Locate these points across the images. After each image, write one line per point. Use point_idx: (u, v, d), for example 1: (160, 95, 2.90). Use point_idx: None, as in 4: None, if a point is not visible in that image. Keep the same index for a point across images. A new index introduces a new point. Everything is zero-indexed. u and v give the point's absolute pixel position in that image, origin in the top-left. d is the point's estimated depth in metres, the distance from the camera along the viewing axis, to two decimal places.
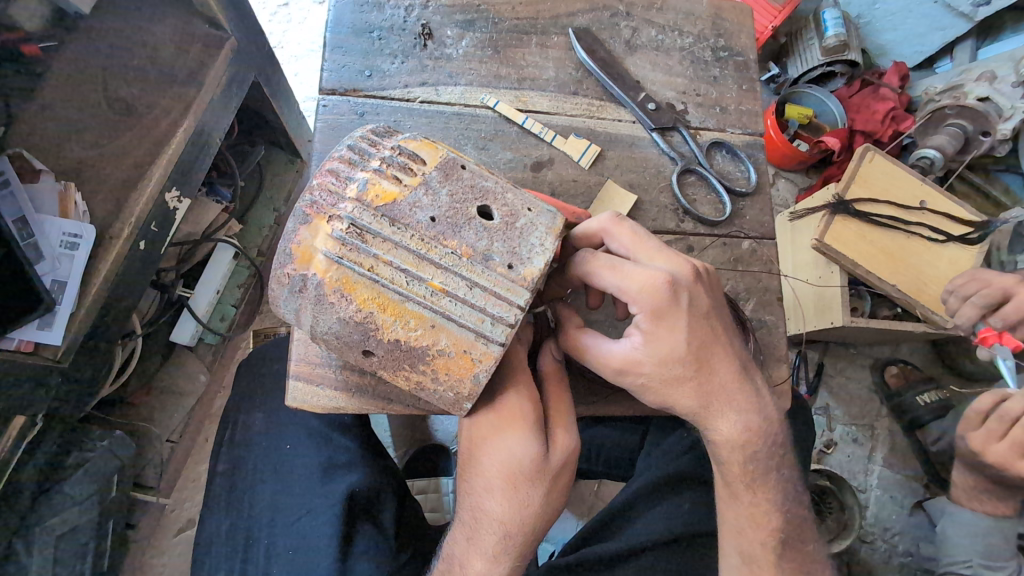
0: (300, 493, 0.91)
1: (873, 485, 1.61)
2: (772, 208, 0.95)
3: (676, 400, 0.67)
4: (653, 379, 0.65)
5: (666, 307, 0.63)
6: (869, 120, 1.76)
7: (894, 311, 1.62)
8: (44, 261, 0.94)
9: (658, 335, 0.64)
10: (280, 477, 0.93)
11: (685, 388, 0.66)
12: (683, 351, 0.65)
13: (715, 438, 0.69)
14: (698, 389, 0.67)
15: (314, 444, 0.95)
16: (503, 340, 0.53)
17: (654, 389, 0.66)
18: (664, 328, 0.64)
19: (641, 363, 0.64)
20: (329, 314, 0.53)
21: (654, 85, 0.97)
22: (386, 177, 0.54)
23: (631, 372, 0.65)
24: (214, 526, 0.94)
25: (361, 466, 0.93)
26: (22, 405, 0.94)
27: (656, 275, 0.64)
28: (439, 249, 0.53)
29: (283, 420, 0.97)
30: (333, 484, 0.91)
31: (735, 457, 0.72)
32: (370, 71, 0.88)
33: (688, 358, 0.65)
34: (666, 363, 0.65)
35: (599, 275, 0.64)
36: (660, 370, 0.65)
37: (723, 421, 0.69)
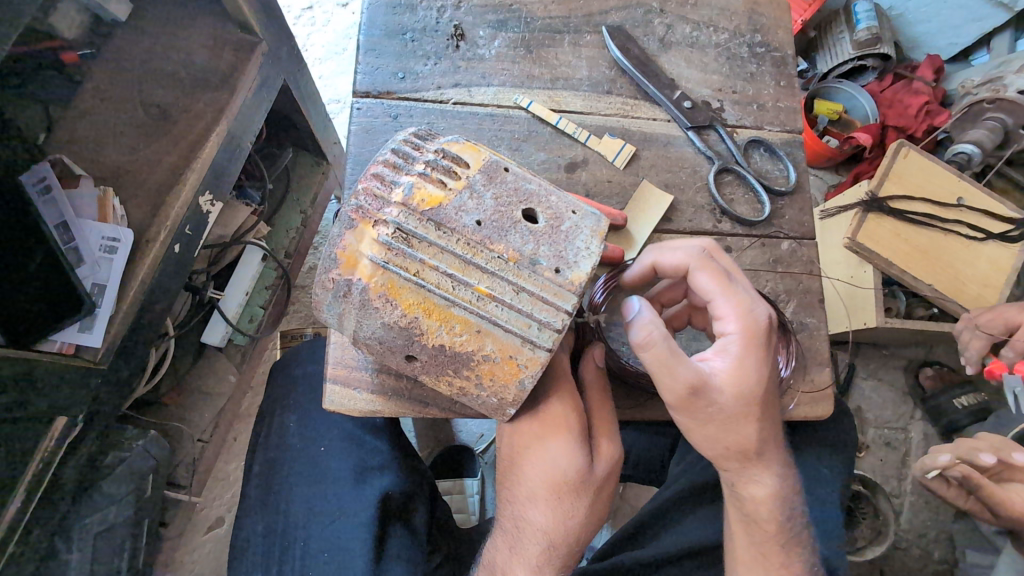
0: (331, 497, 0.92)
1: (909, 491, 1.57)
2: (812, 208, 0.92)
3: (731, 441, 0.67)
4: (722, 409, 0.65)
5: (760, 340, 0.65)
6: (903, 114, 1.72)
7: (931, 312, 1.56)
8: (84, 264, 0.96)
9: (741, 367, 0.65)
10: (313, 479, 0.93)
11: (747, 430, 0.66)
12: (759, 388, 0.65)
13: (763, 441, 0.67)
14: (758, 434, 0.67)
15: (346, 447, 0.95)
16: (550, 345, 0.52)
17: (720, 418, 0.65)
18: (752, 357, 0.65)
19: (718, 387, 0.64)
20: (373, 319, 0.53)
21: (689, 82, 0.95)
22: (431, 181, 0.53)
23: (705, 395, 0.64)
24: (249, 527, 0.94)
25: (390, 470, 0.93)
26: (62, 406, 0.95)
27: (756, 309, 0.66)
28: (486, 253, 0.52)
29: (315, 423, 0.97)
30: (364, 488, 0.91)
31: (771, 511, 0.70)
32: (403, 73, 0.88)
33: (760, 401, 0.66)
34: (743, 394, 0.65)
35: (704, 282, 0.67)
36: (734, 399, 0.65)
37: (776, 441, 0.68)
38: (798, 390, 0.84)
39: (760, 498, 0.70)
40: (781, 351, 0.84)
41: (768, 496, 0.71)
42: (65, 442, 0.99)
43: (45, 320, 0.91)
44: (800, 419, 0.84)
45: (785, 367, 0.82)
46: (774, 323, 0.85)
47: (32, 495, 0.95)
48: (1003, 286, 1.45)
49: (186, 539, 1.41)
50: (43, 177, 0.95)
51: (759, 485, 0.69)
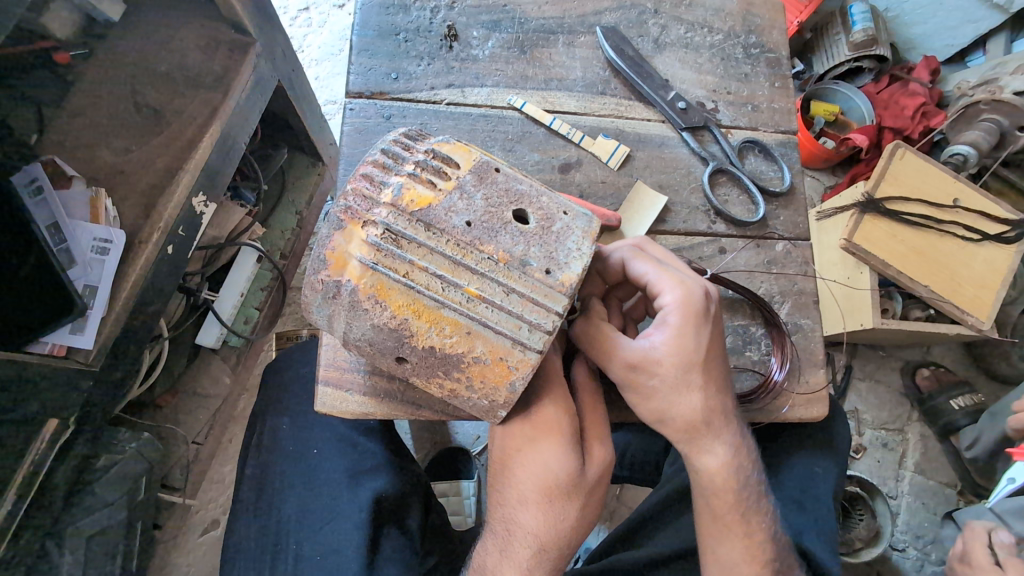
0: (323, 499, 0.91)
1: (905, 491, 1.60)
2: (807, 209, 0.92)
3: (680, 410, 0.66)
4: (664, 382, 0.65)
5: (698, 312, 0.65)
6: (898, 116, 1.72)
7: (928, 313, 1.56)
8: (76, 265, 0.95)
9: (682, 335, 0.64)
10: (306, 482, 0.93)
11: (693, 399, 0.66)
12: (699, 356, 0.65)
13: (711, 444, 0.68)
14: (705, 401, 0.66)
15: (340, 449, 0.95)
16: (540, 347, 0.51)
17: (663, 394, 0.65)
18: (690, 328, 0.65)
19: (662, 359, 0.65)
20: (362, 321, 0.52)
21: (683, 83, 0.95)
22: (421, 182, 0.53)
23: (647, 369, 0.64)
24: (241, 530, 0.93)
25: (383, 474, 0.92)
26: (55, 408, 0.94)
27: (692, 283, 0.66)
28: (476, 254, 0.52)
29: (308, 425, 0.97)
30: (357, 491, 0.90)
31: (725, 484, 0.69)
32: (396, 74, 0.87)
33: (701, 365, 0.65)
34: (682, 367, 0.65)
35: (641, 266, 0.67)
36: (675, 372, 0.64)
37: (717, 442, 0.68)
38: (793, 392, 0.83)
39: (714, 468, 0.69)
40: (776, 354, 0.83)
41: (712, 498, 0.70)
42: (56, 445, 0.97)
43: (35, 318, 0.91)
44: (796, 421, 0.83)
45: (779, 369, 0.81)
46: (770, 325, 0.84)
47: (24, 499, 0.94)
48: (999, 287, 1.46)
49: (180, 541, 1.40)
50: (34, 177, 0.95)
51: (711, 454, 0.68)
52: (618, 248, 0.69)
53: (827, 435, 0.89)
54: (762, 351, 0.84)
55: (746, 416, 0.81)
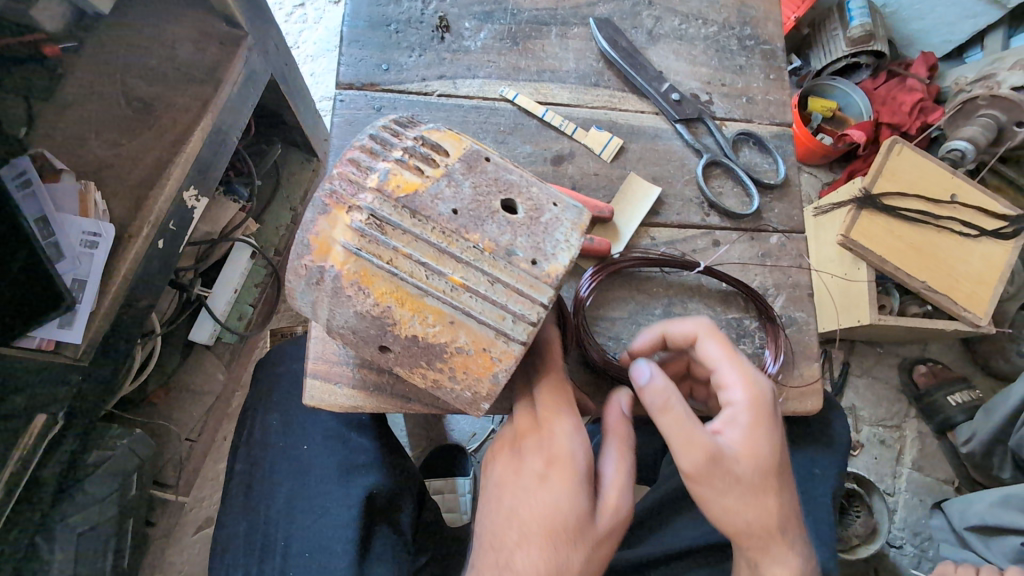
0: (313, 495, 0.90)
1: (902, 489, 1.59)
2: (801, 202, 0.91)
3: (753, 520, 0.61)
4: (744, 483, 0.61)
5: (765, 409, 0.63)
6: (896, 112, 1.72)
7: (924, 308, 1.57)
8: (65, 260, 0.94)
9: (752, 436, 0.62)
10: (297, 476, 0.92)
11: (770, 501, 0.61)
12: (772, 457, 0.62)
13: (783, 552, 0.62)
14: (779, 507, 0.62)
15: (330, 445, 0.94)
16: (524, 338, 0.50)
17: (742, 493, 0.61)
18: (759, 430, 0.62)
19: (736, 463, 0.61)
20: (346, 307, 0.52)
21: (677, 75, 0.94)
22: (408, 167, 0.52)
23: (718, 472, 0.60)
24: (231, 527, 0.92)
25: (375, 470, 0.91)
26: (43, 403, 0.94)
27: (759, 379, 0.65)
28: (461, 242, 0.51)
29: (298, 418, 0.96)
30: (348, 486, 0.89)
31: None
32: (388, 65, 0.87)
33: (774, 470, 0.62)
34: (758, 468, 0.61)
35: (711, 348, 0.66)
36: (750, 472, 0.61)
37: (790, 553, 0.62)
38: (788, 385, 0.83)
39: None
40: (769, 347, 0.83)
41: None
42: (45, 440, 0.97)
43: (24, 314, 0.89)
44: (790, 414, 0.83)
45: (774, 361, 0.81)
46: (763, 318, 0.84)
47: (12, 494, 0.93)
48: (996, 283, 1.45)
49: (172, 539, 1.39)
50: (22, 171, 0.93)
51: (780, 565, 0.62)
52: (690, 326, 0.68)
53: (824, 431, 0.88)
54: (754, 345, 0.83)
55: None
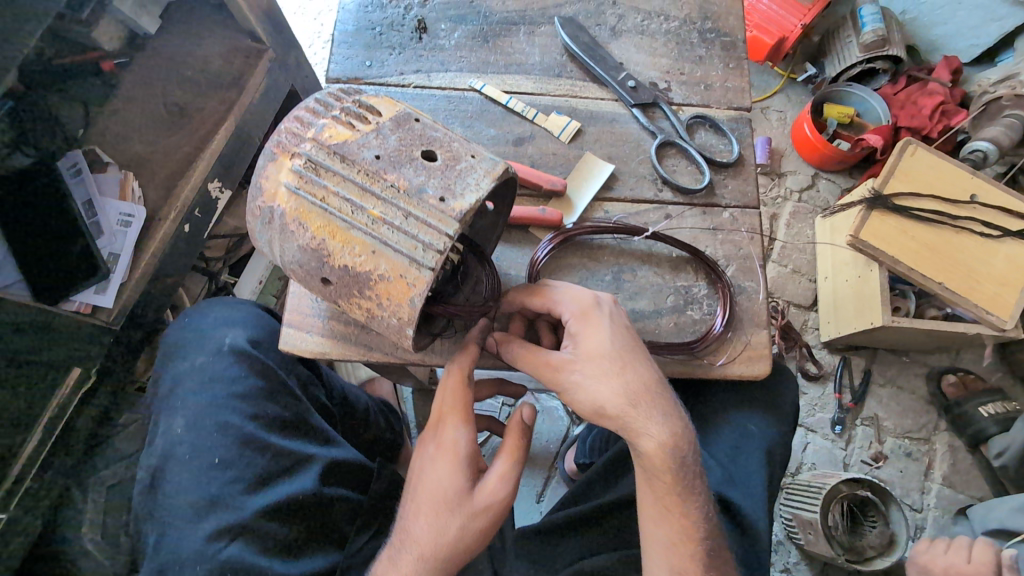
0: (229, 503, 0.85)
1: (931, 505, 1.53)
2: (756, 179, 0.95)
3: (607, 398, 0.69)
4: (585, 374, 0.70)
5: (590, 313, 0.72)
6: (914, 115, 1.71)
7: (944, 311, 1.52)
8: (104, 236, 1.11)
9: (585, 335, 0.71)
10: (203, 490, 0.87)
11: (612, 384, 0.69)
12: (608, 346, 0.70)
13: (643, 425, 0.68)
14: (625, 386, 0.69)
15: (245, 454, 0.88)
16: (432, 264, 0.58)
17: (584, 383, 0.69)
18: (588, 327, 0.71)
19: (573, 361, 0.70)
20: (293, 243, 0.62)
21: (637, 66, 1.01)
22: (342, 123, 0.61)
23: (563, 369, 0.70)
24: (153, 530, 0.87)
25: (312, 466, 0.92)
26: (78, 357, 1.09)
27: (582, 293, 0.74)
28: (381, 183, 0.59)
29: (201, 435, 0.89)
30: (276, 486, 0.88)
31: (662, 464, 0.69)
32: (371, 62, 0.98)
33: (612, 355, 0.70)
34: (594, 358, 0.70)
35: (538, 292, 0.76)
36: (588, 363, 0.70)
37: (650, 422, 0.68)
38: (734, 348, 0.86)
39: (652, 451, 0.69)
40: (719, 303, 0.87)
41: (651, 476, 0.71)
42: (78, 393, 1.11)
43: (66, 278, 1.04)
44: (736, 378, 0.85)
45: (721, 320, 0.85)
46: (713, 277, 0.88)
47: (50, 437, 1.07)
48: None
49: None
50: (75, 162, 1.12)
51: (646, 437, 0.68)
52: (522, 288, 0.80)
53: (775, 399, 0.90)
54: (705, 308, 0.88)
55: (690, 365, 0.84)
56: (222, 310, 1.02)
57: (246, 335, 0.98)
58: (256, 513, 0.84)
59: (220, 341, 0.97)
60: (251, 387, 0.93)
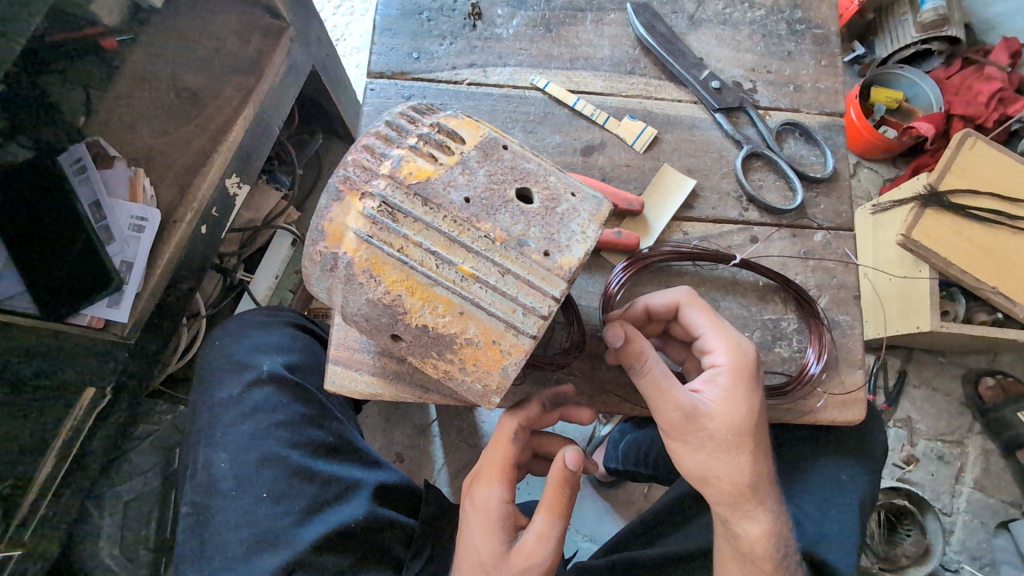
0: (282, 538, 0.79)
1: (961, 509, 1.38)
2: (851, 197, 0.85)
3: (721, 474, 0.63)
4: (714, 441, 0.63)
5: (746, 374, 0.64)
6: (970, 103, 1.48)
7: (994, 316, 1.33)
8: (114, 242, 1.00)
9: (733, 398, 0.63)
10: (250, 531, 0.80)
11: (741, 460, 0.63)
12: (751, 420, 0.63)
13: (752, 511, 0.64)
14: (753, 466, 0.64)
15: (295, 485, 0.82)
16: (534, 332, 0.49)
17: (710, 451, 0.63)
18: (742, 391, 0.63)
19: (710, 422, 0.62)
20: (359, 295, 0.51)
21: (719, 62, 0.89)
22: (421, 155, 0.52)
23: (694, 427, 0.62)
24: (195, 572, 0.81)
25: (360, 492, 0.85)
26: (91, 377, 1.00)
27: (745, 345, 0.65)
28: (472, 232, 0.50)
29: (247, 468, 0.82)
30: (328, 514, 0.81)
31: (762, 555, 0.64)
32: (419, 53, 0.86)
33: (753, 431, 0.63)
34: (735, 429, 0.63)
35: (694, 315, 0.67)
36: (726, 432, 0.62)
37: (758, 512, 0.65)
38: (828, 392, 0.77)
39: (756, 537, 0.64)
40: (813, 344, 0.78)
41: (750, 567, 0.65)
42: (93, 413, 1.03)
43: (75, 291, 0.94)
44: (829, 424, 0.77)
45: (816, 361, 0.76)
46: (805, 314, 0.79)
47: (65, 460, 1.00)
48: None
49: None
50: (79, 157, 1.00)
51: (753, 521, 0.64)
52: (671, 294, 0.69)
53: (863, 442, 0.82)
54: (795, 346, 0.79)
55: (776, 412, 0.76)
56: (260, 332, 0.93)
57: (283, 360, 0.90)
58: (311, 545, 0.78)
59: (256, 368, 0.88)
60: (294, 415, 0.86)
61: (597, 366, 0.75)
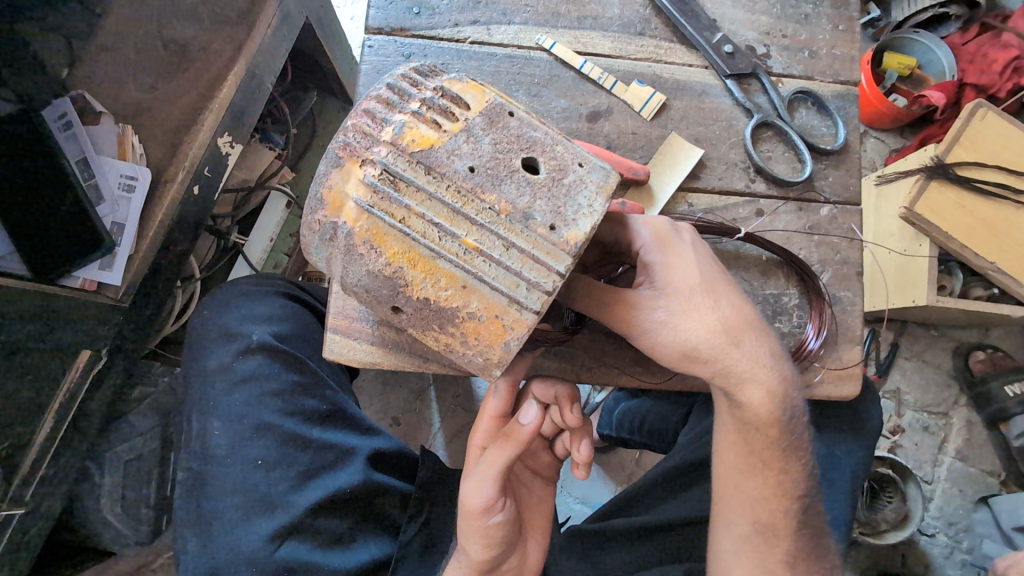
0: (281, 504, 0.80)
1: (941, 477, 1.41)
2: (860, 170, 0.83)
3: (702, 337, 0.60)
4: (672, 310, 0.60)
5: (670, 240, 0.63)
6: (985, 71, 1.43)
7: (990, 291, 1.32)
8: (104, 202, 0.98)
9: (668, 265, 0.61)
10: (248, 494, 0.81)
11: (709, 318, 0.60)
12: (698, 277, 0.61)
13: (751, 376, 0.63)
14: (723, 319, 0.61)
15: (287, 452, 0.83)
16: (538, 308, 0.48)
17: (675, 320, 0.60)
18: (672, 255, 0.62)
19: (658, 296, 0.60)
20: (359, 266, 0.50)
21: (733, 25, 0.85)
22: (424, 120, 0.49)
23: (649, 304, 0.60)
24: (194, 533, 0.82)
25: (354, 458, 0.86)
26: (88, 340, 0.99)
27: (656, 218, 0.65)
28: (476, 204, 0.48)
29: (242, 436, 0.83)
30: (323, 479, 0.83)
31: (767, 421, 0.65)
32: (419, 8, 0.82)
33: (704, 286, 0.61)
34: (683, 291, 0.60)
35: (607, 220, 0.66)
36: (678, 298, 0.60)
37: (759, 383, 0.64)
38: (825, 367, 0.78)
39: (758, 403, 0.64)
40: (812, 320, 0.78)
41: (752, 432, 0.66)
42: (92, 372, 1.02)
43: (68, 253, 0.92)
44: (824, 398, 0.78)
45: (816, 337, 0.76)
46: (808, 290, 0.78)
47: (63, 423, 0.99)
48: None
49: None
50: (63, 112, 0.94)
51: (755, 386, 0.63)
52: None
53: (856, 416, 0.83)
54: (795, 321, 0.79)
55: None
56: (245, 302, 0.93)
57: (271, 330, 0.90)
58: (308, 510, 0.80)
59: (246, 338, 0.89)
60: (286, 384, 0.87)
61: (597, 338, 0.75)
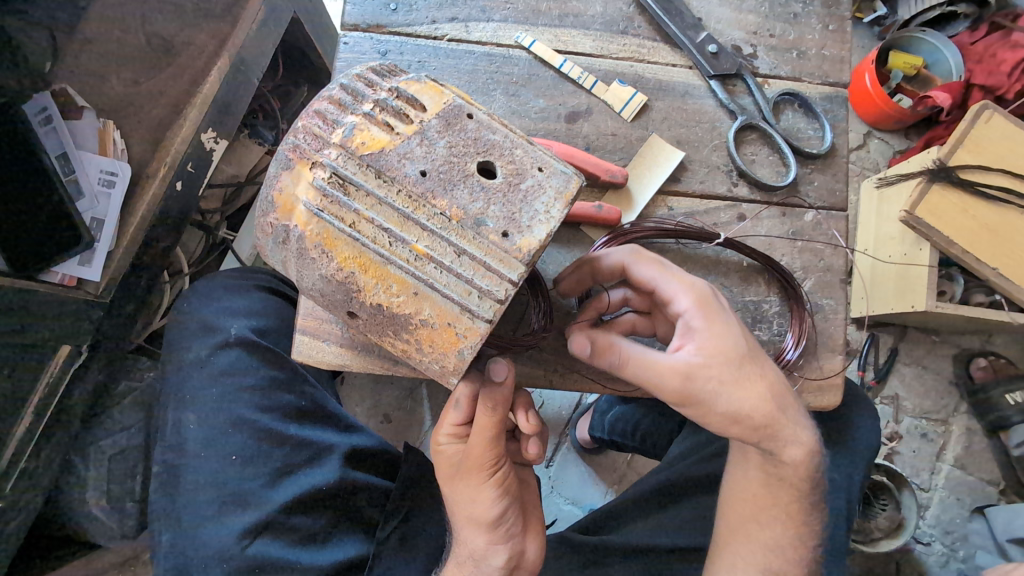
0: (252, 503, 0.80)
1: (939, 485, 1.38)
2: (847, 174, 0.81)
3: (752, 408, 0.60)
4: (723, 381, 0.59)
5: (711, 301, 0.62)
6: (993, 72, 1.39)
7: (992, 298, 1.28)
8: (83, 198, 0.98)
9: (714, 333, 0.60)
10: (219, 492, 0.81)
11: (757, 389, 0.60)
12: (742, 345, 0.60)
13: (792, 436, 0.64)
14: (768, 388, 0.61)
15: (261, 449, 0.82)
16: (490, 316, 0.46)
17: (724, 391, 0.59)
18: (716, 321, 0.60)
19: (705, 366, 0.58)
20: (311, 270, 0.49)
21: (719, 24, 0.83)
22: (376, 123, 0.49)
23: (697, 376, 0.58)
24: (165, 530, 0.82)
25: (332, 455, 0.85)
26: (69, 332, 1.00)
27: (695, 278, 0.63)
28: (428, 209, 0.47)
29: (217, 430, 0.83)
30: (297, 477, 0.82)
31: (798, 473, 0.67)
32: (396, 4, 0.80)
33: (748, 354, 0.61)
34: (729, 359, 0.59)
35: (642, 271, 0.63)
36: (727, 368, 0.59)
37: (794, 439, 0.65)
38: (804, 377, 0.76)
39: (796, 461, 0.66)
40: (793, 329, 0.76)
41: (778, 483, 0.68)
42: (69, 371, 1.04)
43: (45, 250, 0.92)
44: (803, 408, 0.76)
45: (793, 347, 0.74)
46: (789, 297, 0.76)
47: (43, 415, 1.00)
48: None
49: None
50: (44, 107, 0.93)
51: (795, 447, 0.65)
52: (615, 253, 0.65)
53: None
54: (774, 330, 0.77)
55: None
56: (228, 296, 0.92)
57: (250, 324, 0.89)
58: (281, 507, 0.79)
59: (223, 332, 0.87)
60: (263, 379, 0.85)
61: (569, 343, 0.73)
